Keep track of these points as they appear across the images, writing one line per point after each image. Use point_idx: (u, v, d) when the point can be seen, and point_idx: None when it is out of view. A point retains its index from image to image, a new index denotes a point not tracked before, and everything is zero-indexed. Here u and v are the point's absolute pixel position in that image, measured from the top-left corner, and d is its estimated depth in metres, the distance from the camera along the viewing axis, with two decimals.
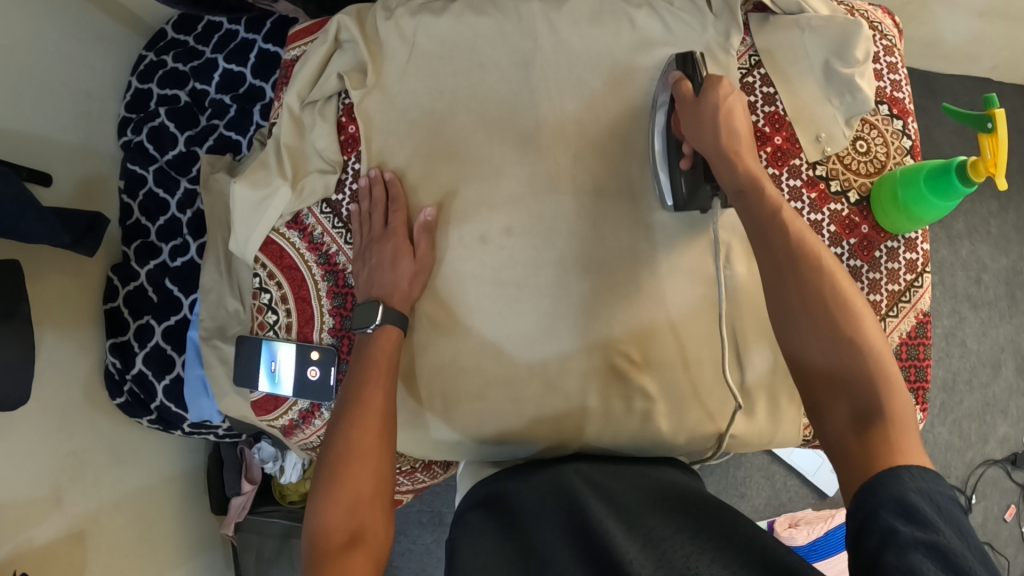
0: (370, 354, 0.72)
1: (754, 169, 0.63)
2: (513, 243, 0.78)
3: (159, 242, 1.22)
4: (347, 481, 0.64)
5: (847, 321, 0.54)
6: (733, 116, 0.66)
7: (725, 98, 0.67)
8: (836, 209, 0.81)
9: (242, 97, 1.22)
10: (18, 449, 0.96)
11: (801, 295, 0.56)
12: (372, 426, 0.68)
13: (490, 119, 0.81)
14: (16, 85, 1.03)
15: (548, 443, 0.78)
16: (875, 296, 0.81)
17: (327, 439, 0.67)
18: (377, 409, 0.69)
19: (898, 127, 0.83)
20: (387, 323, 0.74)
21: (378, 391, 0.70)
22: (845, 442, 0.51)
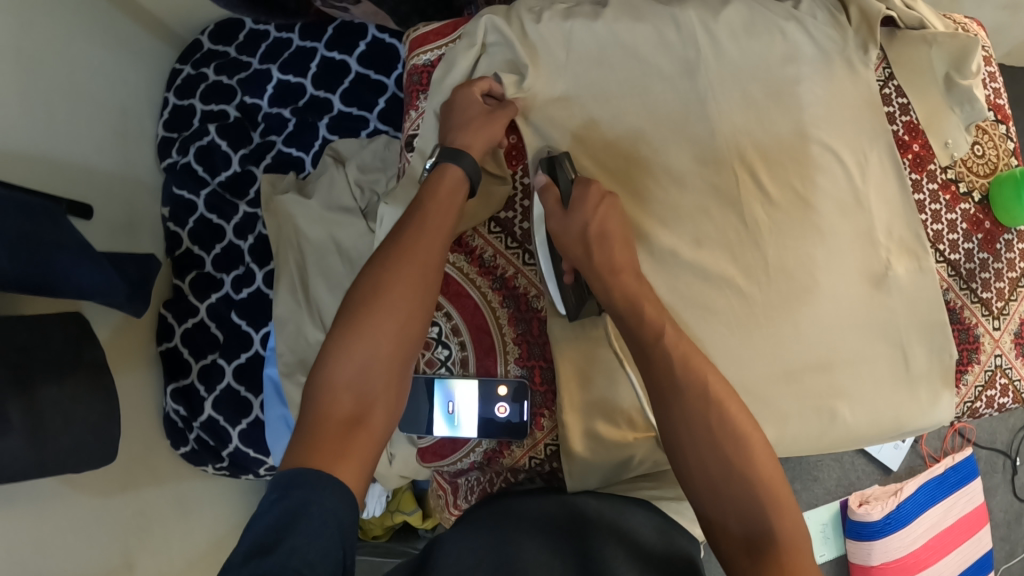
0: (425, 212, 0.68)
1: (632, 289, 0.68)
2: (705, 261, 0.80)
3: (217, 272, 1.11)
4: (368, 333, 0.59)
5: (746, 459, 0.55)
6: (609, 220, 0.72)
7: (601, 199, 0.72)
8: (966, 209, 0.88)
9: (302, 110, 1.12)
10: (71, 522, 0.86)
11: (701, 423, 0.57)
12: (410, 281, 0.63)
13: (665, 126, 0.82)
14: (51, 104, 0.91)
15: None
16: (1000, 283, 0.88)
17: (356, 285, 0.62)
18: (421, 266, 0.64)
19: (1002, 131, 0.91)
20: (451, 165, 0.72)
21: (421, 253, 0.65)
22: (737, 562, 0.52)
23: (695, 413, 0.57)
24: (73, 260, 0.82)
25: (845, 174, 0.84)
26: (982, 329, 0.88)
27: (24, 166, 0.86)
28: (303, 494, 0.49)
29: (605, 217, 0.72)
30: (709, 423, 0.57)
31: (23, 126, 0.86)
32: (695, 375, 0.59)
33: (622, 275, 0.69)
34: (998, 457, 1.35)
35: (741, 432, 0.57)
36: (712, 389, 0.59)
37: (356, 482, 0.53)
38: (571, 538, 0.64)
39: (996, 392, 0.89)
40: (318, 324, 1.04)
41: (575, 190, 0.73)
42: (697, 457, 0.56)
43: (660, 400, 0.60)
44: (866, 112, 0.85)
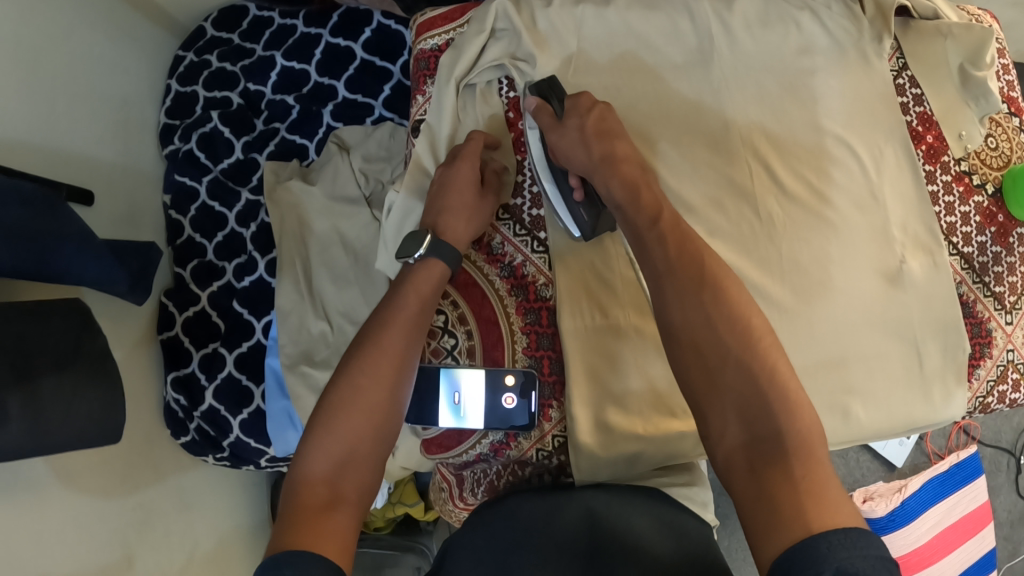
0: (400, 297, 0.68)
1: (634, 180, 0.67)
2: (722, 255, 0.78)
3: (219, 260, 1.09)
4: (343, 423, 0.59)
5: (751, 354, 0.53)
6: (606, 121, 0.71)
7: (592, 107, 0.72)
8: (979, 201, 0.87)
9: (307, 97, 1.11)
10: (70, 514, 0.85)
11: (711, 318, 0.55)
12: (386, 375, 0.63)
13: (678, 119, 0.80)
14: (51, 89, 0.90)
15: None
16: (1013, 277, 0.87)
17: (332, 381, 0.63)
18: (395, 355, 0.64)
19: (1016, 124, 0.90)
20: (434, 258, 0.71)
21: (398, 339, 0.65)
22: (735, 474, 0.49)
23: (695, 314, 0.55)
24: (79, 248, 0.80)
25: (861, 168, 0.82)
26: (994, 324, 0.86)
27: (24, 153, 0.84)
28: (292, 573, 0.47)
29: (601, 120, 0.71)
30: (710, 315, 0.55)
31: (22, 113, 0.84)
32: (698, 268, 0.58)
33: (619, 164, 0.68)
34: (1003, 455, 1.34)
35: (745, 324, 0.55)
36: (711, 278, 0.57)
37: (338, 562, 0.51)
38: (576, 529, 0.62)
39: (1008, 387, 0.87)
40: (321, 316, 1.04)
41: (569, 107, 0.73)
42: (699, 352, 0.54)
43: (661, 296, 0.58)
44: (881, 106, 0.84)
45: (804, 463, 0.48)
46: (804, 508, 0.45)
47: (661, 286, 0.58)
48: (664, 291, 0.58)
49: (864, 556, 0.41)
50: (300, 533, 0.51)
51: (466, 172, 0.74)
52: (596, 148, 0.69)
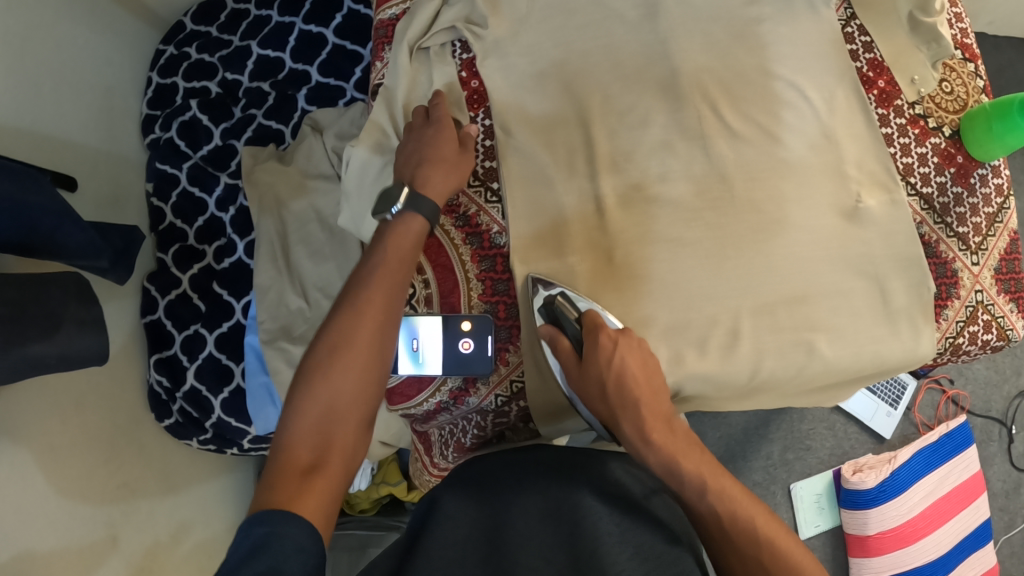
0: (392, 253, 0.66)
1: (666, 444, 0.62)
2: (680, 200, 0.79)
3: (199, 244, 1.12)
4: (331, 375, 0.59)
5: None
6: (633, 357, 0.67)
7: (615, 342, 0.67)
8: (936, 143, 0.88)
9: (282, 83, 1.15)
10: (53, 486, 0.86)
11: (764, 567, 0.56)
12: (373, 325, 0.62)
13: (627, 69, 0.81)
14: (36, 77, 0.94)
15: (733, 380, 0.77)
16: (976, 218, 0.87)
17: (318, 334, 0.61)
18: (383, 306, 0.63)
19: (972, 69, 0.91)
20: (416, 215, 0.69)
21: (389, 298, 0.64)
22: None
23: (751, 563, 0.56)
24: (63, 221, 0.83)
25: (814, 112, 0.83)
26: (960, 264, 0.86)
27: (10, 138, 0.88)
28: (266, 530, 0.49)
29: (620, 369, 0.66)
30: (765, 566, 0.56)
31: (7, 100, 0.88)
32: (740, 514, 0.58)
33: (653, 431, 0.63)
34: (993, 425, 1.31)
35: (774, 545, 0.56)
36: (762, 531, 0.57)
37: (319, 522, 0.52)
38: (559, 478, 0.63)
39: (979, 328, 0.86)
40: (299, 291, 1.06)
41: (587, 339, 0.68)
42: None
43: (699, 517, 0.60)
44: (831, 49, 0.85)
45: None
46: None
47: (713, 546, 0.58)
48: (710, 530, 0.59)
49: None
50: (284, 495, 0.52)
51: (444, 136, 0.74)
52: (618, 387, 0.66)
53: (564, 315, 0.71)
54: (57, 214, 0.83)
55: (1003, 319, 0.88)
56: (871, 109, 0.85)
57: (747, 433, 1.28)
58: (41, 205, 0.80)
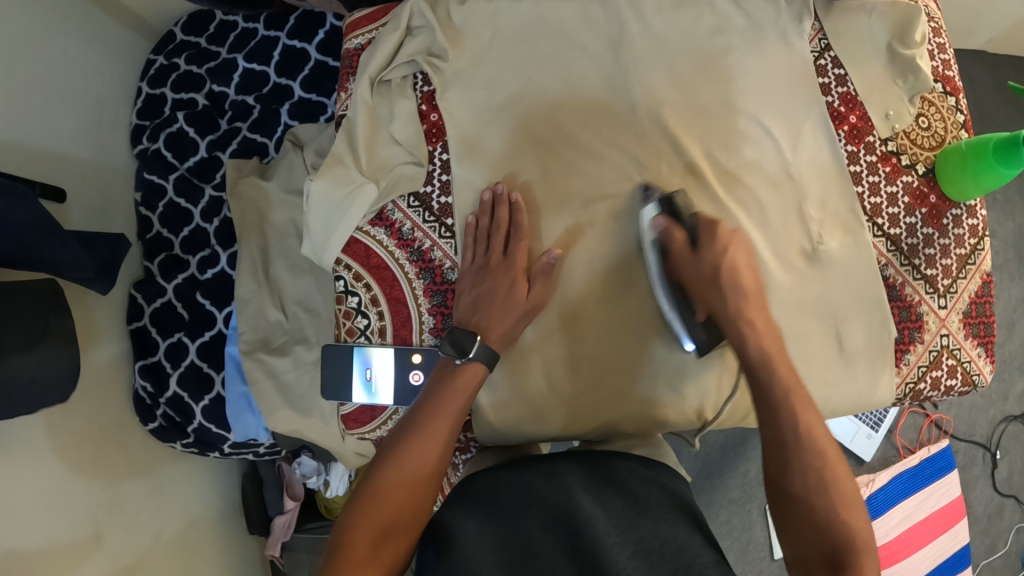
0: (449, 385, 0.72)
1: (765, 332, 0.71)
2: (637, 237, 0.79)
3: (184, 254, 1.15)
4: (388, 498, 0.65)
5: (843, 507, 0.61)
6: (741, 253, 0.75)
7: (727, 239, 0.75)
8: (908, 181, 0.85)
9: (267, 97, 1.17)
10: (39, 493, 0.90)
11: (820, 495, 0.62)
12: (431, 444, 0.69)
13: (586, 102, 0.80)
14: (26, 93, 0.96)
15: (676, 422, 0.79)
16: (947, 260, 0.86)
17: (378, 458, 0.68)
18: (443, 431, 0.70)
19: (952, 103, 0.88)
20: (477, 360, 0.72)
21: (444, 427, 0.70)
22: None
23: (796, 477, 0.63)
24: (49, 237, 0.84)
25: (775, 147, 0.82)
26: (925, 307, 0.85)
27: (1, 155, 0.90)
28: None
29: (737, 255, 0.75)
30: (828, 493, 0.62)
31: None
32: (818, 435, 0.64)
33: (750, 309, 0.73)
34: (978, 449, 1.29)
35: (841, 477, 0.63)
36: (827, 452, 0.64)
37: None
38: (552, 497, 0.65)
39: (942, 373, 0.86)
40: (277, 304, 1.08)
41: (704, 233, 0.75)
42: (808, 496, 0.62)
43: (770, 441, 0.66)
44: (801, 82, 0.83)
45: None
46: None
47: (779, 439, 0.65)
48: (775, 443, 0.65)
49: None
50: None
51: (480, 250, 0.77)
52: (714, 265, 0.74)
53: (681, 208, 0.76)
54: (44, 230, 0.84)
55: (970, 363, 0.87)
56: (840, 150, 0.83)
57: (724, 451, 1.28)
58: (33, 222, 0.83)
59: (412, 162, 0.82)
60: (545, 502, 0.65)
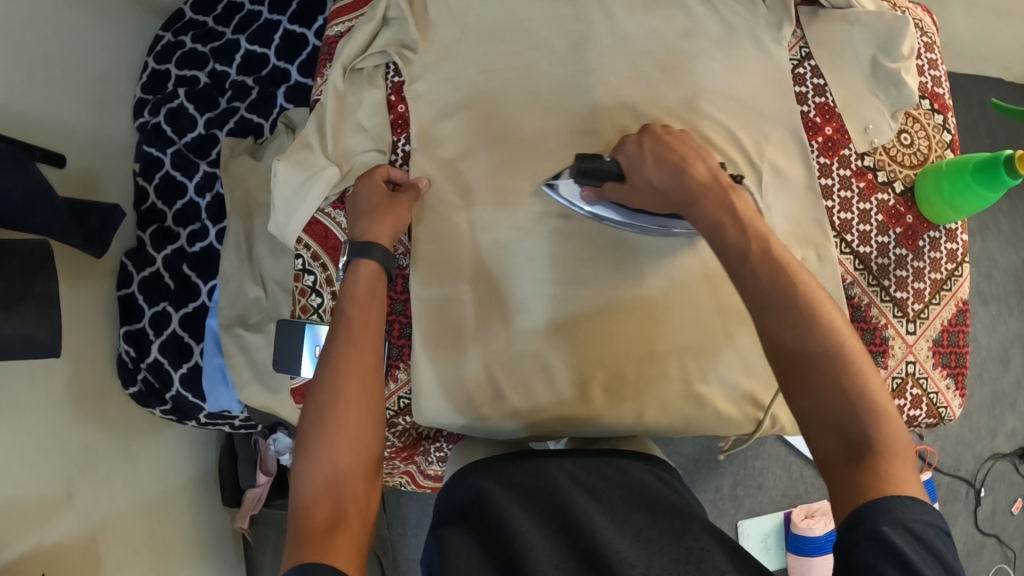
0: (344, 312, 0.66)
1: (728, 203, 0.60)
2: (585, 236, 0.80)
3: (175, 226, 1.18)
4: (332, 448, 0.59)
5: (842, 375, 0.52)
6: (675, 150, 0.66)
7: (643, 144, 0.68)
8: (883, 199, 0.83)
9: (265, 80, 1.21)
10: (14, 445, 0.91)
11: (808, 356, 0.52)
12: (355, 374, 0.62)
13: (548, 100, 0.81)
14: (31, 58, 0.98)
15: (620, 427, 0.78)
16: (919, 283, 0.83)
17: (307, 406, 0.61)
18: (365, 361, 0.63)
19: (938, 122, 0.86)
20: (365, 259, 0.70)
21: (362, 356, 0.64)
22: (835, 470, 0.51)
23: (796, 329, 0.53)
24: (35, 202, 0.83)
25: (744, 155, 0.80)
26: (891, 331, 0.82)
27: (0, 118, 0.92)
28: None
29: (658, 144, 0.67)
30: (817, 362, 0.52)
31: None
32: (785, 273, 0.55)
33: (706, 198, 0.61)
34: (961, 484, 1.24)
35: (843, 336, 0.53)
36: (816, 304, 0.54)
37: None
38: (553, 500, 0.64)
39: (905, 402, 0.83)
40: (257, 281, 1.08)
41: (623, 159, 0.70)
42: (801, 378, 0.53)
43: (749, 294, 0.55)
44: (773, 92, 0.82)
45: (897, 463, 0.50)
46: (882, 487, 0.48)
47: (763, 319, 0.55)
48: (759, 304, 0.55)
49: (923, 523, 0.47)
50: (310, 550, 0.52)
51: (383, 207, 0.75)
52: (700, 179, 0.63)
53: (600, 164, 0.72)
54: (31, 194, 0.82)
55: (937, 395, 0.84)
56: (810, 161, 0.82)
57: (697, 463, 1.25)
58: (27, 188, 0.81)
59: (376, 150, 0.84)
60: (541, 503, 0.64)
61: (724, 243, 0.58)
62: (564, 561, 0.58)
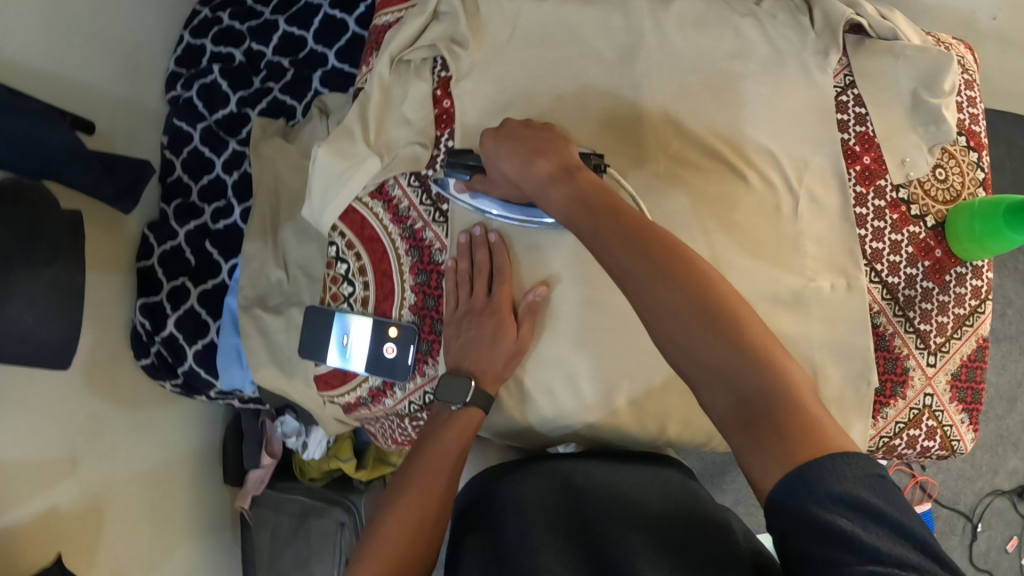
0: (442, 437, 0.74)
1: (586, 186, 0.62)
2: None
3: (200, 202, 1.18)
4: (388, 545, 0.66)
5: (709, 320, 0.52)
6: (529, 142, 0.68)
7: (499, 133, 0.70)
8: (914, 232, 0.84)
9: (301, 62, 1.21)
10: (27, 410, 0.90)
11: (675, 317, 0.53)
12: (427, 503, 0.70)
13: (595, 108, 0.82)
14: (71, 22, 0.97)
15: (641, 438, 0.81)
16: (943, 317, 0.84)
17: (380, 513, 0.70)
18: (438, 493, 0.71)
19: (972, 159, 0.87)
20: (473, 405, 0.75)
21: (441, 479, 0.71)
22: (731, 432, 0.50)
23: (658, 293, 0.54)
24: (71, 160, 0.82)
25: (781, 179, 0.82)
26: (913, 362, 0.83)
27: (35, 79, 0.91)
28: None
29: (524, 136, 0.69)
30: (680, 318, 0.53)
31: (38, 43, 0.91)
32: (643, 242, 0.56)
33: (554, 187, 0.64)
34: (958, 518, 1.27)
35: (710, 294, 0.53)
36: (670, 259, 0.55)
37: None
38: (571, 507, 0.66)
39: (920, 433, 0.85)
40: (280, 264, 1.07)
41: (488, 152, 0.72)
42: (681, 346, 0.53)
43: (612, 263, 0.57)
44: (813, 119, 0.83)
45: (807, 414, 0.49)
46: (786, 444, 0.47)
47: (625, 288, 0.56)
48: (623, 275, 0.56)
49: (857, 480, 0.45)
50: None
51: (478, 287, 0.79)
52: (547, 170, 0.65)
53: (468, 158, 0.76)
54: (68, 153, 0.82)
55: (951, 428, 0.85)
56: (846, 188, 0.83)
57: (701, 477, 1.26)
58: (54, 141, 0.80)
59: (418, 143, 0.84)
60: (556, 506, 0.66)
61: (574, 222, 0.61)
62: (573, 561, 0.59)
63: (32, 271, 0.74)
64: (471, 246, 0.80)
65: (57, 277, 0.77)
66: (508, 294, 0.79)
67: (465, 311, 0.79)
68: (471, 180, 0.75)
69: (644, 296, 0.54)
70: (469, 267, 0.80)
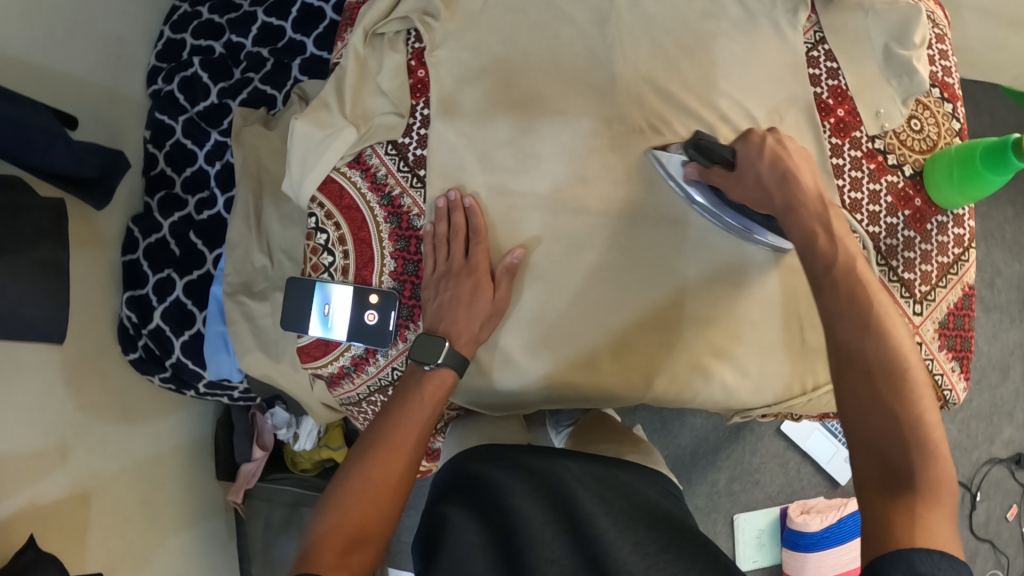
0: (415, 395, 0.73)
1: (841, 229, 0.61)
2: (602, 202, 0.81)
3: (184, 193, 1.19)
4: (357, 501, 0.64)
5: (894, 387, 0.53)
6: (793, 160, 0.67)
7: (766, 143, 0.69)
8: (892, 181, 0.84)
9: (280, 51, 1.23)
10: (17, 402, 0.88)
11: (865, 376, 0.54)
12: (394, 463, 0.68)
13: (569, 72, 0.83)
14: (52, 12, 0.97)
15: (626, 396, 0.80)
16: (926, 266, 0.84)
17: (347, 464, 0.68)
18: (405, 454, 0.69)
19: (948, 110, 0.88)
20: (446, 365, 0.74)
21: (410, 439, 0.71)
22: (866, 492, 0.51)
23: (856, 344, 0.55)
24: (54, 141, 0.80)
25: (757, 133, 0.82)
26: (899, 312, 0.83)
27: (18, 67, 0.91)
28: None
29: (775, 153, 0.68)
30: (873, 375, 0.54)
31: (20, 32, 0.91)
32: (867, 299, 0.56)
33: (800, 212, 0.63)
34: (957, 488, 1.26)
35: (904, 367, 0.53)
36: (881, 321, 0.55)
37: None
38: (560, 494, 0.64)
39: None
40: (264, 250, 1.07)
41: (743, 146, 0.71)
42: (855, 408, 0.53)
43: (834, 301, 0.57)
44: (788, 73, 0.84)
45: (939, 510, 0.48)
46: (911, 525, 0.47)
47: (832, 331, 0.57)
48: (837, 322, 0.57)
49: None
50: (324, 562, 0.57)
51: (456, 249, 0.79)
52: (804, 192, 0.65)
53: (713, 147, 0.73)
54: (50, 134, 0.79)
55: (942, 377, 0.85)
56: (822, 141, 0.83)
57: (696, 456, 1.25)
58: (37, 122, 0.78)
59: (394, 113, 0.84)
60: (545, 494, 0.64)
61: (808, 259, 0.61)
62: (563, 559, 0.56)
63: (11, 245, 0.73)
64: (449, 210, 0.80)
65: (37, 253, 0.76)
66: (486, 255, 0.79)
67: (442, 272, 0.79)
68: (711, 170, 0.73)
69: (846, 345, 0.55)
70: (447, 230, 0.79)
